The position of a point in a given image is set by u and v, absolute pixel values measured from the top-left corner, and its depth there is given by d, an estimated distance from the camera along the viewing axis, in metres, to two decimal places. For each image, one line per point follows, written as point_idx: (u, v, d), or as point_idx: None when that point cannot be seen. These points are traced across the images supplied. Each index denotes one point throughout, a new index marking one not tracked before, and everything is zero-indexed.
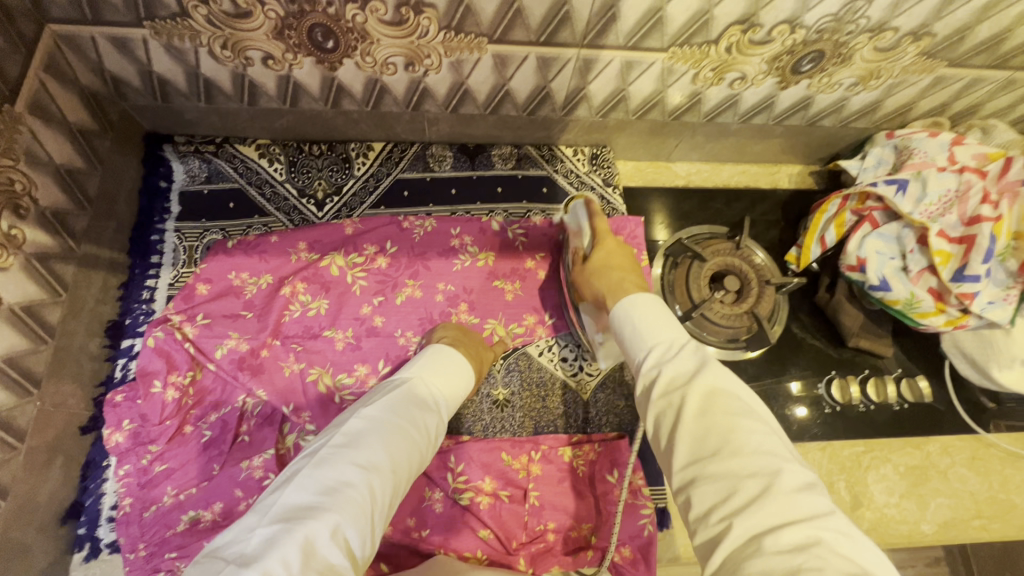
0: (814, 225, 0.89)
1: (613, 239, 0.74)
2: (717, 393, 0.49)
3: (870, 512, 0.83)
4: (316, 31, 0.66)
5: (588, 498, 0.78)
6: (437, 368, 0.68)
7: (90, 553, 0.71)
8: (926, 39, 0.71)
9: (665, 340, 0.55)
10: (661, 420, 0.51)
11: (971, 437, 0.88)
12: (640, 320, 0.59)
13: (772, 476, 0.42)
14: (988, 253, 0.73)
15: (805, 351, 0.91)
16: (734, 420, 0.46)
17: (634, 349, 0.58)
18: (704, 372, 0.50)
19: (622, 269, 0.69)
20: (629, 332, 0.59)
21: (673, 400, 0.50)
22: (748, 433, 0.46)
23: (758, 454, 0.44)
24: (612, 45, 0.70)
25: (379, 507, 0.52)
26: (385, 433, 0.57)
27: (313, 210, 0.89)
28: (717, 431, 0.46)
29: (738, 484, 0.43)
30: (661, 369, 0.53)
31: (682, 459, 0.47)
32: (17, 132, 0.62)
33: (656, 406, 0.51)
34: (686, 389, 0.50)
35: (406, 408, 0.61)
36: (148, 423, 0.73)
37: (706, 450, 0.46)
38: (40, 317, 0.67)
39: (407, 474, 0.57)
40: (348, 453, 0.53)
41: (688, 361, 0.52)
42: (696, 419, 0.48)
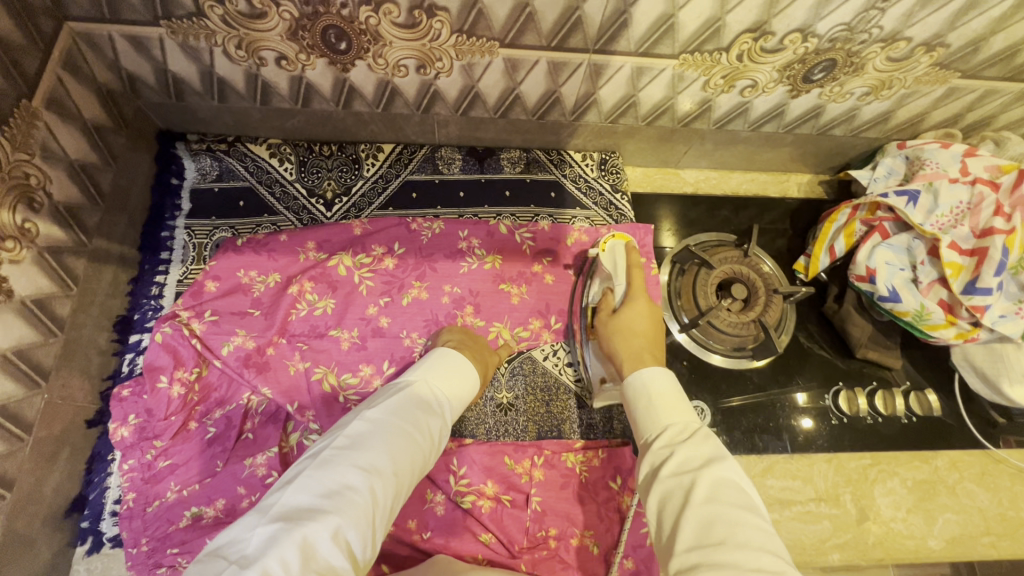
0: (824, 234, 0.89)
1: (646, 297, 0.74)
2: (728, 484, 0.49)
3: (876, 526, 0.82)
4: (330, 32, 0.67)
5: (591, 505, 0.78)
6: (442, 372, 0.68)
7: (93, 547, 0.71)
8: (940, 49, 0.71)
9: (681, 424, 0.57)
10: (666, 498, 0.51)
11: (981, 452, 0.87)
12: (658, 397, 0.60)
13: (777, 575, 0.42)
14: (1000, 265, 0.72)
15: (812, 362, 0.90)
16: (741, 514, 0.47)
17: (646, 429, 0.59)
18: (717, 459, 0.51)
19: (647, 337, 0.70)
20: (644, 410, 0.61)
21: (684, 480, 0.51)
22: (753, 528, 0.46)
23: (762, 552, 0.44)
24: (622, 50, 0.71)
25: (381, 510, 0.52)
26: (388, 435, 0.57)
27: (322, 209, 0.90)
28: (725, 520, 0.46)
29: (742, 575, 0.42)
30: (675, 451, 0.54)
31: (685, 542, 0.47)
32: (34, 127, 0.63)
33: (664, 484, 0.52)
34: (698, 472, 0.51)
35: (410, 411, 0.61)
36: (153, 419, 0.73)
37: (712, 537, 0.46)
38: (50, 310, 0.68)
39: (410, 478, 0.57)
40: (351, 454, 0.53)
41: (702, 447, 0.53)
42: (704, 505, 0.48)
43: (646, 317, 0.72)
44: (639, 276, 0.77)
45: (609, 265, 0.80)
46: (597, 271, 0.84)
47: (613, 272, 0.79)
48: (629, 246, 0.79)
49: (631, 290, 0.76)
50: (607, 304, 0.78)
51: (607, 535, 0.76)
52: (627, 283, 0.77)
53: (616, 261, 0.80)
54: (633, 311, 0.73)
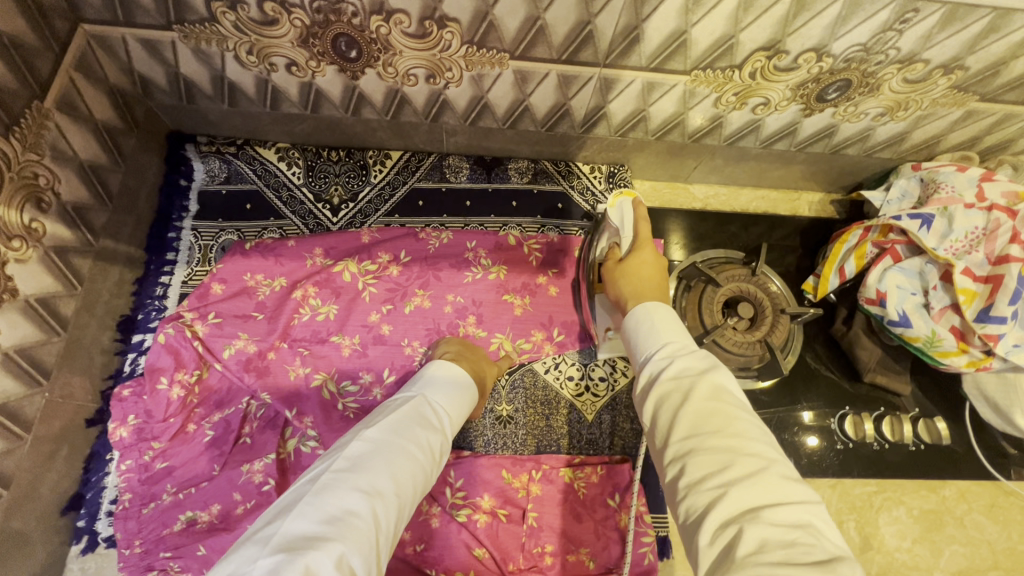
0: (834, 255, 0.88)
1: (653, 248, 0.70)
2: (725, 390, 0.48)
3: (879, 556, 0.82)
4: (341, 40, 0.67)
5: (588, 522, 0.76)
6: (441, 389, 0.68)
7: (87, 546, 0.71)
8: (958, 72, 0.70)
9: (682, 342, 0.54)
10: (663, 400, 0.49)
11: (991, 483, 0.84)
12: (659, 318, 0.58)
13: (770, 462, 0.42)
14: (1017, 294, 0.71)
15: (818, 383, 0.88)
16: (738, 411, 0.46)
17: (643, 346, 0.57)
18: (716, 367, 0.49)
19: (653, 281, 0.67)
20: (646, 330, 0.58)
21: (682, 383, 0.49)
22: (749, 423, 0.45)
23: (756, 441, 0.43)
24: (634, 65, 0.70)
25: (383, 533, 0.51)
26: (388, 456, 0.56)
27: (328, 214, 0.90)
28: (722, 415, 0.45)
29: (736, 458, 0.42)
30: (674, 360, 0.51)
31: (680, 432, 0.46)
32: (45, 128, 0.64)
33: (662, 387, 0.50)
34: (699, 376, 0.48)
35: (410, 430, 0.60)
36: (152, 420, 0.73)
37: (707, 426, 0.45)
38: (54, 309, 0.68)
39: (411, 498, 0.56)
40: (351, 477, 0.52)
41: (701, 358, 0.51)
42: (702, 404, 0.46)
43: (653, 267, 0.68)
44: (645, 230, 0.71)
45: (614, 222, 0.75)
46: (605, 227, 0.81)
47: (619, 227, 0.74)
48: (635, 203, 0.73)
49: (636, 243, 0.71)
50: (612, 256, 0.74)
51: (604, 553, 0.74)
52: (633, 237, 0.72)
53: (623, 216, 0.74)
54: (638, 262, 0.69)
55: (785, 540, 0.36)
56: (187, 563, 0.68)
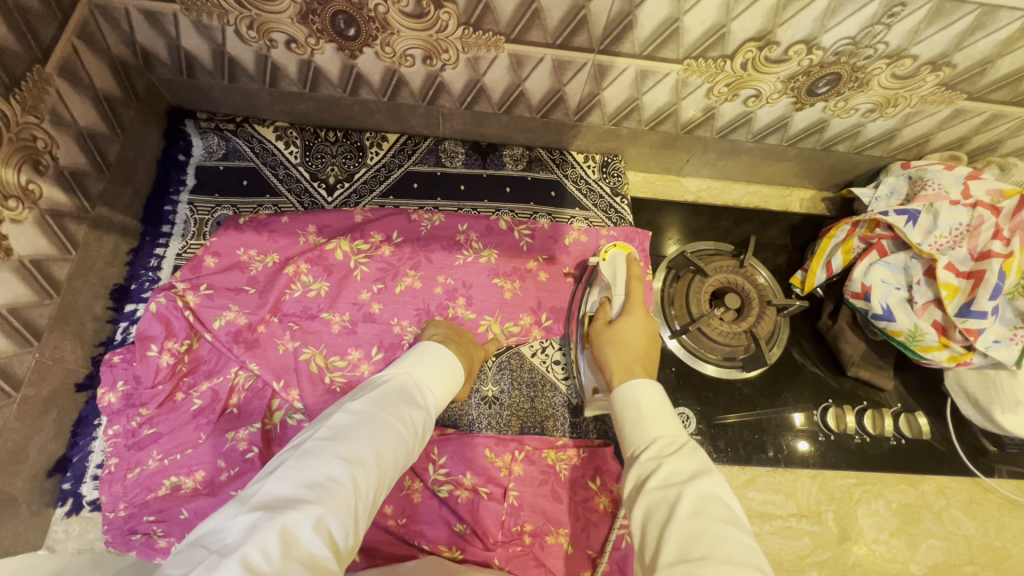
0: (821, 250, 0.89)
1: (644, 312, 0.73)
2: (713, 499, 0.48)
3: (857, 547, 0.81)
4: (339, 18, 0.68)
5: (567, 502, 0.78)
6: (427, 367, 0.69)
7: (72, 509, 0.72)
8: (946, 69, 0.71)
9: (670, 436, 0.55)
10: (651, 510, 0.49)
11: (969, 479, 0.85)
12: (646, 408, 0.58)
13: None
14: (996, 290, 0.72)
15: (803, 377, 0.89)
16: (725, 528, 0.45)
17: (632, 439, 0.57)
18: (706, 472, 0.50)
19: (640, 352, 0.68)
20: (632, 420, 0.58)
21: (670, 492, 0.49)
22: (736, 543, 0.44)
23: (745, 566, 0.42)
24: (627, 53, 0.71)
25: (363, 500, 0.52)
26: (371, 428, 0.57)
27: (323, 194, 0.91)
28: (709, 535, 0.45)
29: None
30: (663, 462, 0.52)
31: (669, 555, 0.45)
32: (45, 92, 0.65)
33: (650, 496, 0.50)
34: (685, 485, 0.49)
35: (393, 404, 0.61)
36: (141, 386, 0.74)
37: (695, 551, 0.44)
38: (47, 272, 0.69)
39: (393, 470, 0.57)
40: (333, 445, 0.53)
41: (689, 459, 0.52)
42: (688, 521, 0.46)
43: (641, 332, 0.70)
44: (637, 290, 0.75)
45: (608, 275, 0.80)
46: (597, 281, 0.84)
47: (612, 282, 0.79)
48: (630, 259, 0.79)
49: (627, 303, 0.74)
50: (603, 315, 0.76)
51: (584, 535, 0.76)
52: (625, 296, 0.76)
53: (615, 271, 0.79)
54: (628, 324, 0.71)
55: None
56: (171, 528, 0.69)
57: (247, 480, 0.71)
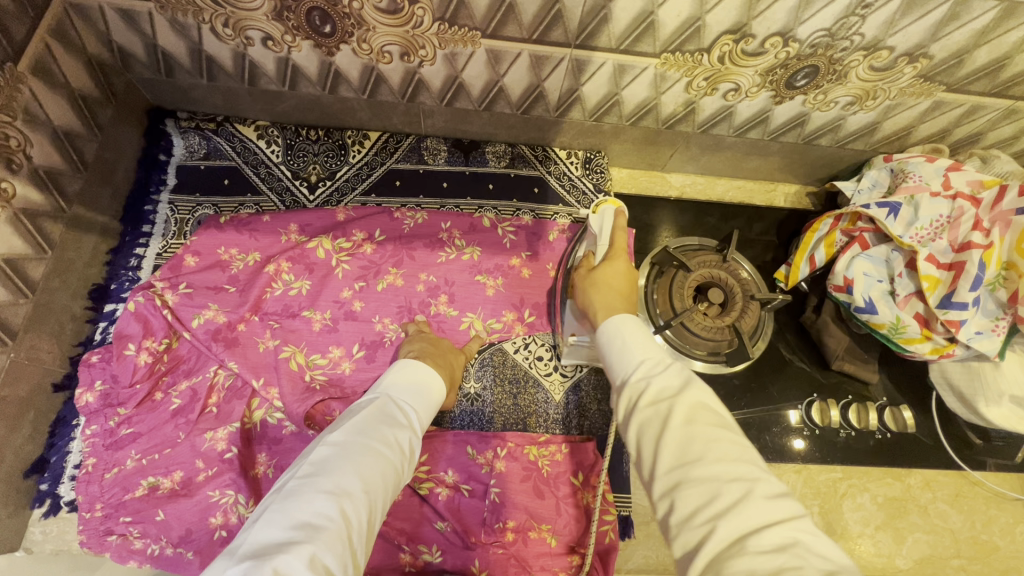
0: (805, 244, 0.88)
1: (627, 259, 0.70)
2: (700, 405, 0.47)
3: (843, 542, 0.81)
4: (314, 14, 0.68)
5: (550, 498, 0.77)
6: (404, 386, 0.68)
7: (50, 509, 0.71)
8: (923, 61, 0.70)
9: (655, 357, 0.53)
10: (644, 428, 0.47)
11: (956, 473, 0.85)
12: (630, 334, 0.56)
13: (755, 482, 0.42)
14: (977, 281, 0.72)
15: (788, 372, 0.89)
16: (717, 431, 0.45)
17: (618, 365, 0.54)
18: (691, 382, 0.49)
19: (622, 292, 0.65)
20: (617, 347, 0.56)
21: (660, 407, 0.48)
22: (726, 442, 0.45)
23: (737, 462, 0.43)
24: (604, 47, 0.71)
25: (357, 529, 0.49)
26: (354, 455, 0.55)
27: (306, 192, 0.91)
28: (702, 438, 0.45)
29: (721, 487, 0.41)
30: (649, 381, 0.50)
31: (664, 463, 0.45)
32: (18, 90, 0.65)
33: (641, 414, 0.48)
34: (675, 398, 0.48)
35: (375, 429, 0.60)
36: (118, 385, 0.73)
37: (689, 455, 0.44)
38: (21, 271, 0.68)
39: (384, 494, 0.55)
40: (316, 480, 0.51)
41: (672, 373, 0.50)
42: (681, 428, 0.46)
43: (625, 276, 0.68)
44: (621, 240, 0.73)
45: (595, 228, 0.77)
46: (585, 236, 0.82)
47: (597, 234, 0.76)
48: (617, 212, 0.75)
49: (611, 252, 0.72)
50: (586, 264, 0.74)
51: (568, 531, 0.76)
52: (609, 247, 0.73)
53: (603, 224, 0.76)
54: (612, 270, 0.68)
55: (774, 569, 0.36)
56: (148, 528, 0.69)
57: (225, 479, 0.71)
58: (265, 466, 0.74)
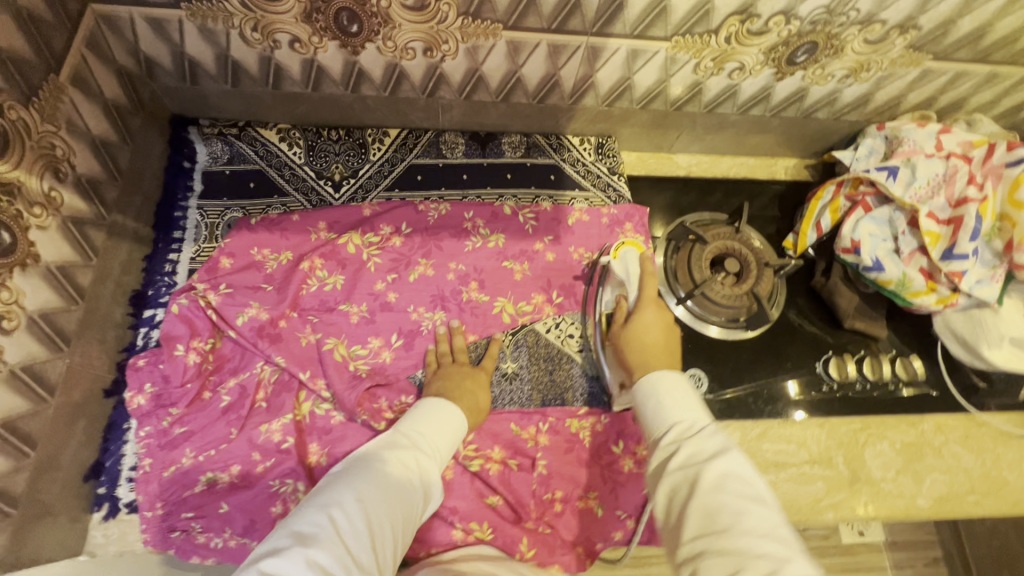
0: (810, 212, 0.93)
1: (659, 306, 0.76)
2: (733, 475, 0.52)
3: (867, 486, 0.85)
4: (343, 15, 0.71)
5: (594, 467, 0.82)
6: (409, 415, 0.71)
7: (109, 512, 0.72)
8: (913, 32, 0.76)
9: (688, 421, 0.59)
10: (674, 491, 0.53)
11: (964, 416, 0.91)
12: (665, 397, 0.62)
13: (783, 562, 0.45)
14: (975, 232, 0.78)
15: (802, 335, 0.94)
16: (746, 504, 0.49)
17: (653, 423, 0.61)
18: (723, 450, 0.54)
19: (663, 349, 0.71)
20: (653, 407, 0.62)
21: (689, 473, 0.53)
22: (757, 517, 0.49)
23: (766, 539, 0.47)
24: (618, 33, 0.75)
25: (352, 536, 0.51)
26: (348, 475, 0.58)
27: (330, 191, 0.93)
28: (729, 511, 0.49)
29: (746, 563, 0.46)
30: (680, 446, 0.56)
31: (690, 531, 0.50)
32: (61, 101, 0.66)
33: (671, 478, 0.54)
34: (704, 465, 0.53)
35: (374, 452, 0.62)
36: (170, 385, 0.75)
37: (716, 527, 0.49)
38: (72, 279, 0.69)
39: (384, 505, 0.56)
40: (313, 498, 0.55)
41: (708, 442, 0.55)
42: (708, 497, 0.51)
43: (659, 326, 0.74)
44: (650, 287, 0.77)
45: (620, 273, 0.82)
46: (607, 280, 0.86)
47: (624, 279, 0.81)
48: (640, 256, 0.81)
49: (641, 299, 0.77)
50: (619, 310, 0.79)
51: (614, 500, 0.80)
52: (639, 292, 0.78)
53: (628, 269, 0.81)
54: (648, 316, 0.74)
55: None
56: (211, 522, 0.71)
57: (284, 468, 0.73)
58: (317, 455, 0.76)
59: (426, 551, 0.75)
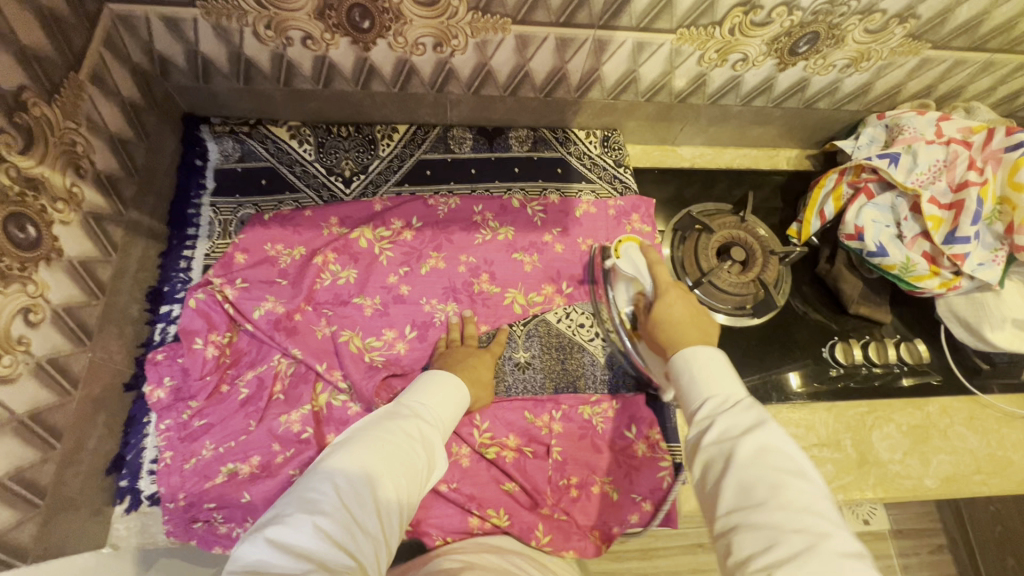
0: (814, 200, 0.95)
1: (677, 289, 0.74)
2: (771, 450, 0.51)
3: (875, 468, 0.86)
4: (355, 11, 0.72)
5: (607, 453, 0.83)
6: (412, 388, 0.71)
7: (131, 505, 0.73)
8: (912, 21, 0.78)
9: (724, 395, 0.57)
10: (709, 465, 0.53)
11: (967, 398, 0.92)
12: (699, 370, 0.61)
13: (822, 537, 0.44)
14: (977, 215, 0.79)
15: (808, 322, 0.96)
16: (785, 478, 0.48)
17: (687, 398, 0.60)
18: (759, 424, 0.53)
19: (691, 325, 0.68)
20: (687, 381, 0.61)
21: (724, 447, 0.52)
22: (796, 491, 0.48)
23: (803, 512, 0.46)
24: (625, 26, 0.77)
25: (356, 502, 0.52)
26: (352, 440, 0.58)
27: (341, 186, 0.94)
28: (766, 485, 0.48)
29: (782, 536, 0.45)
30: (715, 420, 0.55)
31: (727, 505, 0.50)
32: (81, 98, 0.67)
33: (706, 452, 0.54)
34: (740, 439, 0.52)
35: (378, 420, 0.63)
36: (189, 378, 0.76)
37: (753, 501, 0.48)
38: (93, 273, 0.70)
39: (388, 469, 0.56)
40: (318, 465, 0.56)
41: (744, 414, 0.54)
42: (744, 472, 0.50)
43: (685, 307, 0.71)
44: (663, 274, 0.76)
45: (630, 271, 0.80)
46: (615, 280, 0.85)
47: (637, 275, 0.79)
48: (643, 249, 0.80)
49: (659, 287, 0.75)
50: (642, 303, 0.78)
51: (627, 485, 0.81)
52: (654, 282, 0.77)
53: (636, 264, 0.80)
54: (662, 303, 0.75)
55: None
56: (232, 513, 0.72)
57: (304, 458, 0.74)
58: None
59: (442, 538, 0.76)
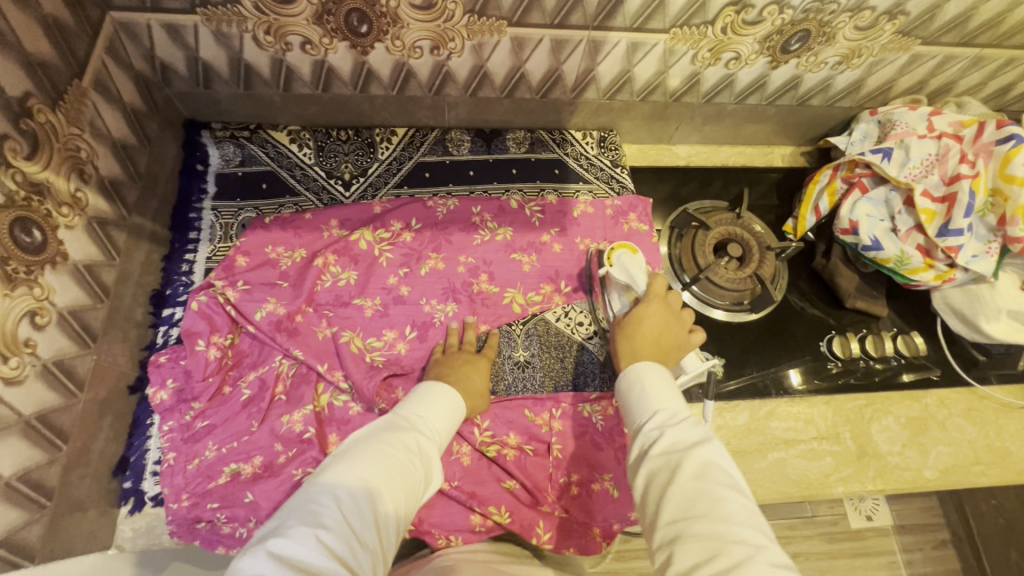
0: (808, 196, 0.96)
1: (660, 299, 0.78)
2: (714, 464, 0.52)
3: (875, 461, 0.86)
4: (353, 16, 0.73)
5: (607, 449, 0.83)
6: (409, 400, 0.71)
7: (135, 506, 0.73)
8: (901, 18, 0.79)
9: (672, 411, 0.60)
10: (654, 476, 0.54)
11: (965, 389, 0.93)
12: (649, 386, 0.64)
13: (756, 548, 0.46)
14: (969, 208, 0.80)
15: (805, 318, 0.97)
16: (725, 491, 0.50)
17: (637, 413, 0.62)
18: (705, 439, 0.54)
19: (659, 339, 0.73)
20: (638, 396, 0.63)
21: (670, 459, 0.54)
22: (735, 505, 0.49)
23: (743, 524, 0.48)
24: (618, 27, 0.78)
25: (356, 513, 0.52)
26: (352, 453, 0.58)
27: (341, 189, 0.95)
28: (706, 497, 0.50)
29: (721, 547, 0.46)
30: (663, 433, 0.56)
31: (668, 516, 0.50)
32: (84, 104, 0.69)
33: (652, 463, 0.55)
34: (686, 453, 0.53)
35: (377, 432, 0.63)
36: (192, 380, 0.77)
37: (695, 511, 0.49)
38: (97, 276, 0.71)
39: (388, 482, 0.56)
40: (317, 478, 0.55)
41: (690, 431, 0.56)
42: (688, 484, 0.51)
43: (660, 317, 0.76)
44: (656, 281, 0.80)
45: (625, 277, 0.81)
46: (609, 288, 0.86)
47: (631, 280, 0.81)
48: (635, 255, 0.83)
49: (649, 292, 0.79)
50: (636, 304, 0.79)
51: (629, 482, 0.81)
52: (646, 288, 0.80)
53: (629, 271, 0.81)
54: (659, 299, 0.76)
55: None
56: (235, 512, 0.72)
57: (306, 458, 0.75)
58: (337, 445, 0.77)
59: (445, 537, 0.76)
